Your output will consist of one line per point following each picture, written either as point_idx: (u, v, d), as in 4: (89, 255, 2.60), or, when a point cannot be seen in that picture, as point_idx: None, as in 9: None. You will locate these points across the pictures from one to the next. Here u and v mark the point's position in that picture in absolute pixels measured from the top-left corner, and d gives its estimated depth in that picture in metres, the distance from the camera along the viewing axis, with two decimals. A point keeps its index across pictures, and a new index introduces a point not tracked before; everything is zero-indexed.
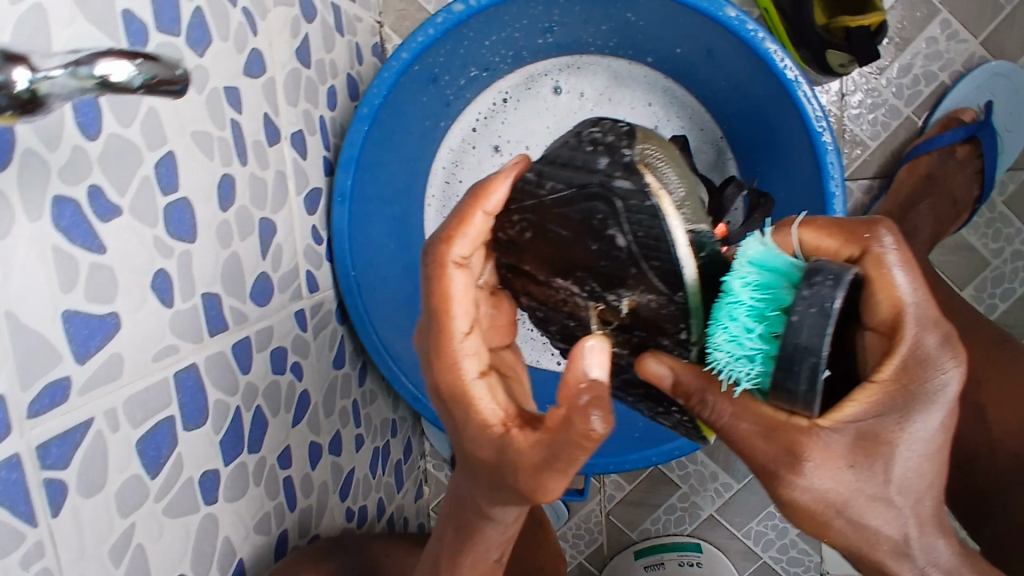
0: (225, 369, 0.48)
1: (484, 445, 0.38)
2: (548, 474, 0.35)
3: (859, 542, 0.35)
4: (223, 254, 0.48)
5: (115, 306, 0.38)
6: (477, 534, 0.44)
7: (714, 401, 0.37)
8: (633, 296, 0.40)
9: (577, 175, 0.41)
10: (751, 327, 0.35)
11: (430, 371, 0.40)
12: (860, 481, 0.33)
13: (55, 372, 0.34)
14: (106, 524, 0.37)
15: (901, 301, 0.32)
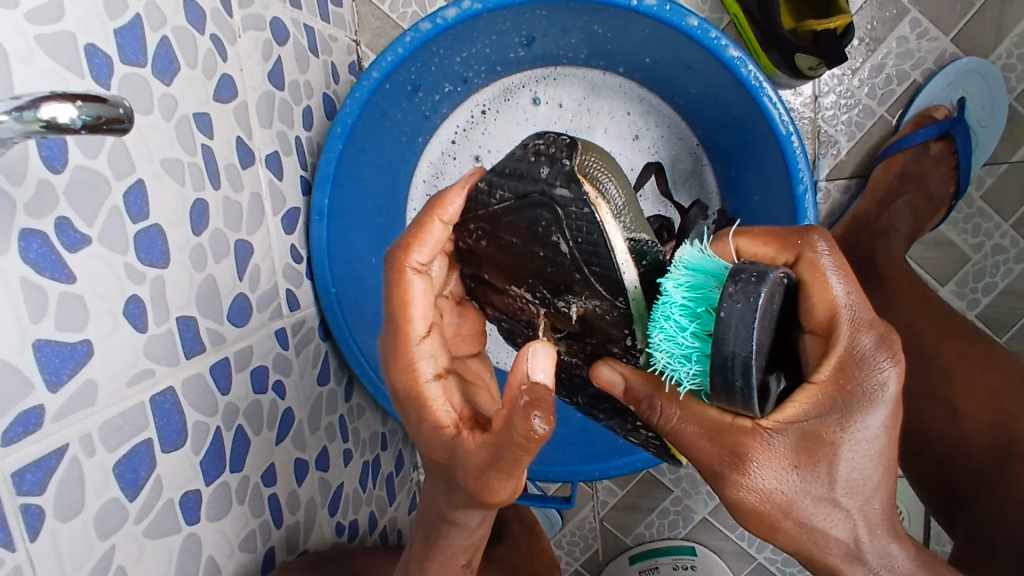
0: (204, 390, 0.48)
1: (440, 447, 0.39)
2: (494, 475, 0.36)
3: (809, 546, 0.36)
4: (197, 277, 0.49)
5: (87, 334, 0.39)
6: (444, 539, 0.45)
7: (662, 405, 0.38)
8: (580, 302, 0.43)
9: (522, 184, 0.42)
10: (684, 323, 0.36)
11: (388, 374, 0.42)
12: (805, 482, 0.35)
13: (27, 401, 0.35)
14: (85, 547, 0.38)
15: (836, 303, 0.33)
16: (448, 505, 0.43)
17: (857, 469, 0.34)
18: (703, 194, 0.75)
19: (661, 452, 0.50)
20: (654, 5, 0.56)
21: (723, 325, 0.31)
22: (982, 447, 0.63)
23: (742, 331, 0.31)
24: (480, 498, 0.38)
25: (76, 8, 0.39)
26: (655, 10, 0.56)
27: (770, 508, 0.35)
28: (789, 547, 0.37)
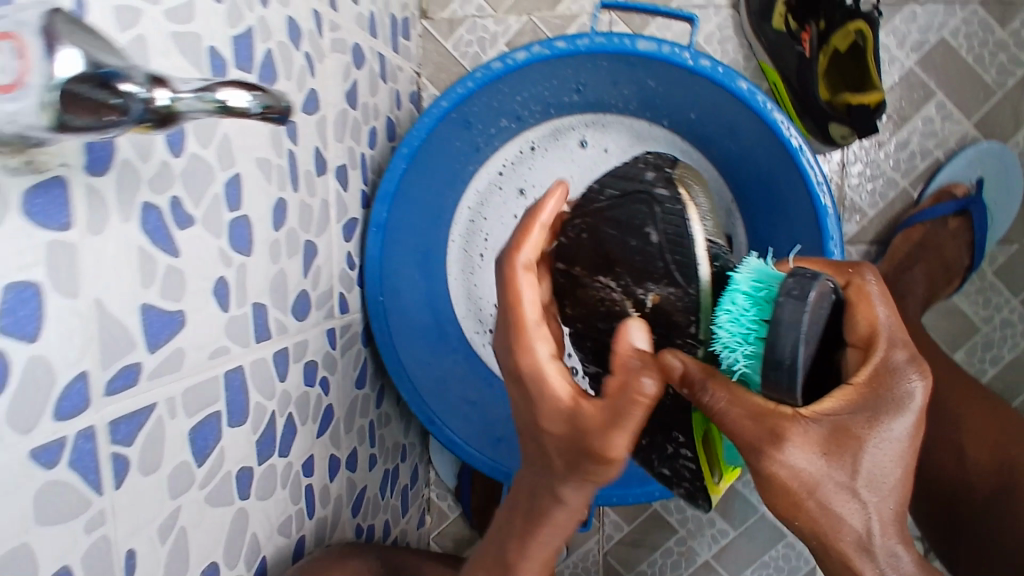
0: (266, 374, 0.52)
1: (554, 418, 0.46)
2: (614, 430, 0.44)
3: (825, 529, 0.39)
4: (272, 269, 0.53)
5: (182, 305, 0.42)
6: (545, 517, 0.52)
7: (714, 389, 0.41)
8: (659, 290, 0.49)
9: (626, 185, 0.53)
10: (747, 307, 0.42)
11: (508, 356, 0.48)
12: (831, 468, 0.38)
13: (129, 358, 0.38)
14: (158, 503, 0.40)
15: (877, 320, 0.40)
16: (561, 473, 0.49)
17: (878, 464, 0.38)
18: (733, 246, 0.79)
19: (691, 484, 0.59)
20: (708, 66, 0.62)
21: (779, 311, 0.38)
22: (984, 488, 0.69)
23: (793, 326, 0.37)
24: (587, 462, 0.47)
25: (206, 15, 0.44)
26: (709, 71, 0.62)
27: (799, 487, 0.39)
28: (804, 532, 0.40)
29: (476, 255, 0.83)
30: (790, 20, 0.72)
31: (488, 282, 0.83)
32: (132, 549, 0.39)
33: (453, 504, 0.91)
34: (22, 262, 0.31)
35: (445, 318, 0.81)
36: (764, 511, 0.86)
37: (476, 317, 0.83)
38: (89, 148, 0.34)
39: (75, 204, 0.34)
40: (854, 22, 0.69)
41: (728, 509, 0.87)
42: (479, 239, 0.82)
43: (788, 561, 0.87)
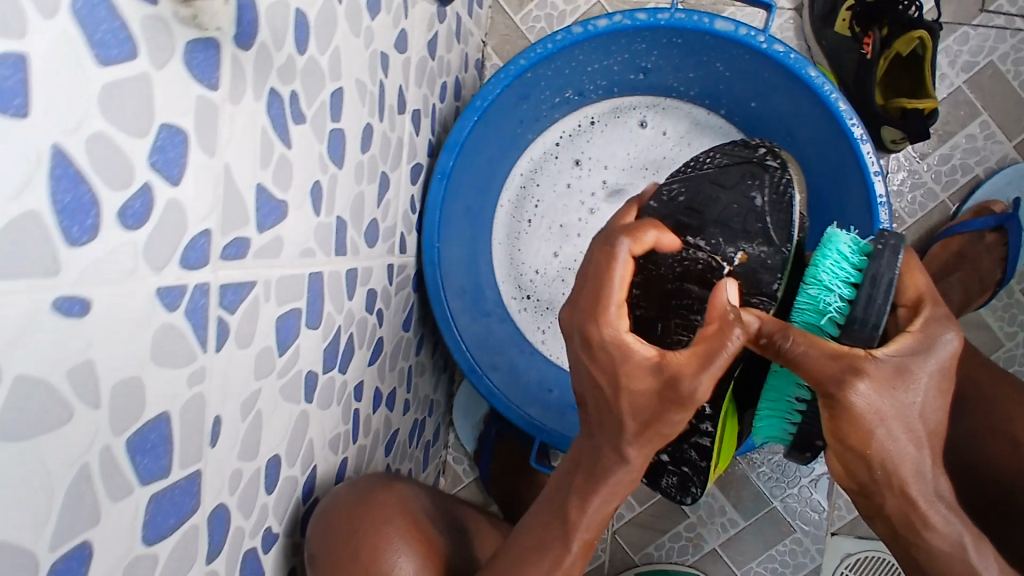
0: (338, 288, 0.53)
1: (636, 371, 0.51)
2: (705, 374, 0.48)
3: (888, 458, 0.47)
4: (355, 189, 0.55)
5: (286, 197, 0.44)
6: (607, 476, 0.54)
7: (793, 337, 0.47)
8: (750, 249, 0.60)
9: (738, 155, 0.65)
10: (849, 258, 0.52)
11: (593, 324, 0.53)
12: (896, 399, 0.46)
13: (240, 231, 0.39)
14: (245, 379, 0.41)
15: (920, 287, 0.51)
16: (634, 433, 0.52)
17: (930, 391, 0.48)
18: None
19: (698, 471, 0.66)
20: (781, 52, 0.64)
21: (879, 260, 0.50)
22: None
23: (879, 306, 0.48)
24: (668, 410, 0.50)
25: None
26: (782, 56, 0.64)
27: (871, 413, 0.46)
28: (873, 460, 0.48)
29: (524, 221, 0.85)
30: (854, 25, 0.76)
31: (531, 249, 0.85)
32: (219, 417, 0.39)
33: (468, 469, 0.91)
34: (176, 106, 0.32)
35: (485, 280, 0.82)
36: (775, 504, 0.87)
37: (516, 283, 0.85)
38: (239, 20, 0.36)
39: (222, 67, 0.35)
40: (916, 31, 0.73)
41: (740, 499, 0.88)
42: (529, 205, 0.84)
43: (795, 557, 0.87)
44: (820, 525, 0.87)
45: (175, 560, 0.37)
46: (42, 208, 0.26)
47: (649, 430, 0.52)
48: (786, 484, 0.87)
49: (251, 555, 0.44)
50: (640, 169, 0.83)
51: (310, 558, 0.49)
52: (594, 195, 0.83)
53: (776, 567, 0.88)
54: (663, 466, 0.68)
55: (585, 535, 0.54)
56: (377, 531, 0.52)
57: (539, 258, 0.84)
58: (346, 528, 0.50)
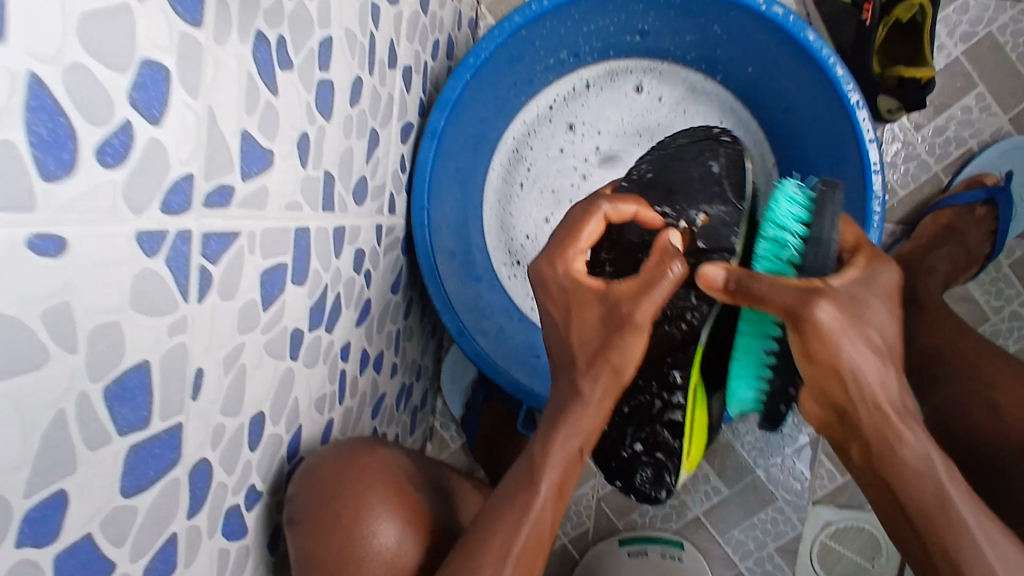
0: (325, 244, 0.52)
1: (586, 303, 0.57)
2: (644, 299, 0.55)
3: (860, 383, 0.48)
4: (344, 144, 0.53)
5: (273, 146, 0.42)
6: (567, 414, 0.57)
7: (755, 281, 0.48)
8: (710, 210, 0.62)
9: (698, 133, 0.70)
10: (800, 202, 0.55)
11: (554, 264, 0.59)
12: (858, 319, 0.47)
13: (225, 178, 0.38)
14: (229, 333, 0.40)
15: (856, 235, 0.54)
16: (585, 361, 0.57)
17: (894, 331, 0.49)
18: None
19: (671, 459, 0.67)
20: (781, 13, 0.64)
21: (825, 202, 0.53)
22: None
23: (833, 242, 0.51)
24: (614, 336, 0.56)
25: None
26: (780, 18, 0.64)
27: (837, 333, 0.46)
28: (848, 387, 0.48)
29: (516, 185, 0.83)
30: None
31: (523, 214, 0.84)
32: (201, 368, 0.38)
33: (455, 435, 0.91)
34: (158, 41, 0.31)
35: (474, 244, 0.81)
36: (757, 473, 0.88)
37: (506, 248, 0.84)
38: None
39: (207, 3, 0.34)
40: None
41: (724, 468, 0.89)
42: (521, 168, 0.83)
43: (776, 525, 0.88)
44: (802, 494, 0.88)
45: (155, 514, 0.36)
46: (16, 139, 0.25)
47: (599, 358, 0.57)
48: (770, 454, 0.88)
49: (233, 512, 0.44)
50: (634, 135, 0.81)
51: (289, 520, 0.46)
52: (587, 161, 0.82)
53: (758, 534, 0.89)
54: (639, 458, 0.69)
55: (550, 483, 0.55)
56: (365, 494, 0.50)
57: (530, 224, 0.83)
58: (331, 487, 0.48)
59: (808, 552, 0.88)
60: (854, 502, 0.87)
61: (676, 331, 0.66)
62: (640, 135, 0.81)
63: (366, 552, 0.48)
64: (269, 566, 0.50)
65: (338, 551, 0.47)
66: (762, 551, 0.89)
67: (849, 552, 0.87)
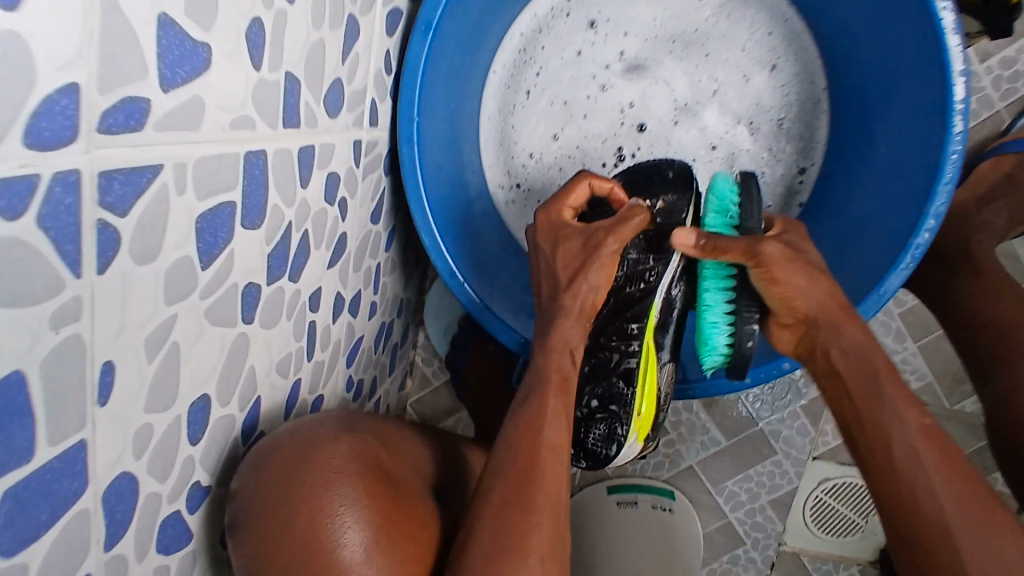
0: (289, 172, 0.40)
1: (571, 234, 0.55)
2: (620, 228, 0.54)
3: (804, 301, 0.52)
4: (313, 36, 0.40)
5: (210, 38, 0.30)
6: (555, 325, 0.54)
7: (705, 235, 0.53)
8: (668, 198, 0.59)
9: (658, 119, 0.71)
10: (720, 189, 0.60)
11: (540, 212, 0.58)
12: (795, 250, 0.52)
13: (136, 88, 0.25)
14: (151, 306, 0.29)
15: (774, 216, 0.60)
16: (566, 281, 0.54)
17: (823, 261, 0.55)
18: (808, 142, 0.68)
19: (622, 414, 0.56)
20: None
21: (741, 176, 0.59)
22: None
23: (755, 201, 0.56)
24: (591, 262, 0.54)
25: None
26: None
27: (784, 256, 0.51)
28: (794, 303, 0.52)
29: (521, 92, 0.70)
30: None
31: (527, 128, 0.71)
32: (112, 362, 0.27)
33: (437, 371, 0.83)
34: None
35: (467, 164, 0.69)
36: (760, 427, 0.83)
37: (505, 168, 0.72)
38: None
39: None
40: None
41: (725, 418, 0.84)
42: (528, 72, 0.70)
43: (772, 478, 0.84)
44: (803, 449, 0.83)
45: (56, 558, 0.27)
46: None
47: (579, 279, 0.54)
48: (774, 407, 0.83)
49: (174, 517, 0.35)
50: (666, 40, 0.68)
51: (232, 525, 0.38)
52: (609, 69, 0.69)
53: (752, 486, 0.85)
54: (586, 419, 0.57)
55: (557, 371, 0.52)
56: (325, 495, 0.38)
57: (534, 142, 0.71)
58: (280, 488, 0.38)
59: (801, 506, 0.84)
60: None
61: (634, 292, 0.57)
62: (675, 39, 0.67)
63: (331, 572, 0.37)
64: (224, 560, 0.42)
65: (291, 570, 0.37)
66: (754, 503, 0.85)
67: (843, 509, 0.84)
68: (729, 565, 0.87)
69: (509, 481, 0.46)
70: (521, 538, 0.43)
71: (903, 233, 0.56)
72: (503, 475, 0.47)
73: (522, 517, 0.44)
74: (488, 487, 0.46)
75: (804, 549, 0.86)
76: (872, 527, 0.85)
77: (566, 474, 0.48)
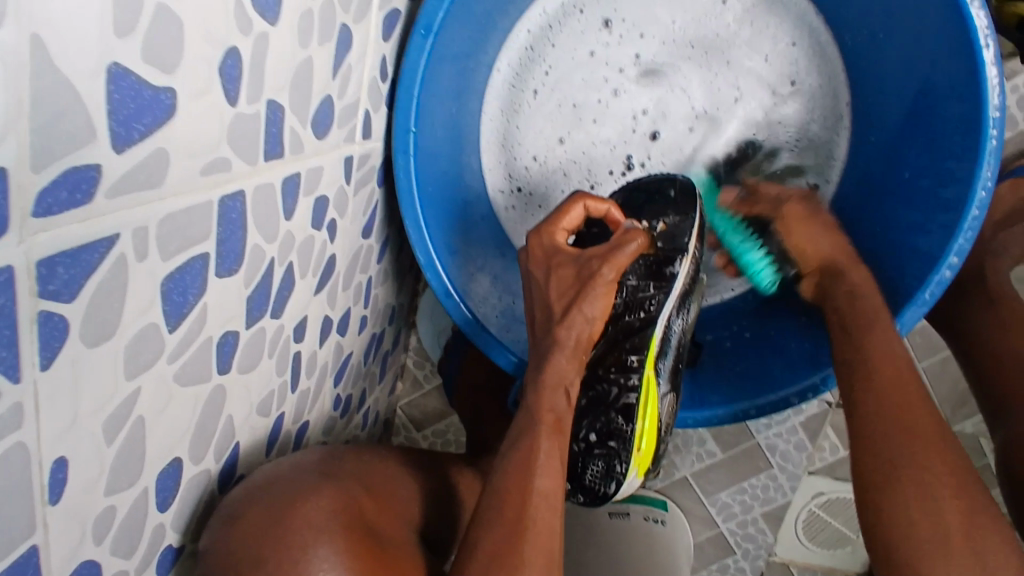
0: (271, 208, 0.36)
1: (565, 262, 0.52)
2: (615, 257, 0.51)
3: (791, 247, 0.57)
4: (299, 56, 0.35)
5: (174, 81, 0.26)
6: (548, 359, 0.51)
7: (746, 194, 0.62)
8: (669, 220, 0.56)
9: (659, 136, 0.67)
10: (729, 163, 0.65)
11: (534, 235, 0.54)
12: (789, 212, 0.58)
13: (83, 155, 0.22)
14: (109, 387, 0.26)
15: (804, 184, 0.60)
16: (561, 313, 0.51)
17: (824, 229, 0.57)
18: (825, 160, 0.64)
19: (620, 449, 0.54)
20: None
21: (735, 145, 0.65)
22: None
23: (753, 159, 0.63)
24: (585, 295, 0.51)
25: None
26: None
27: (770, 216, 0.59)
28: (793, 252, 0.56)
29: (527, 91, 0.66)
30: None
31: (532, 130, 0.66)
32: (65, 457, 0.24)
33: (429, 375, 0.81)
34: None
35: (467, 168, 0.65)
36: (757, 440, 0.81)
37: (506, 172, 0.68)
38: None
39: None
40: None
41: (722, 431, 0.82)
42: (537, 70, 0.65)
43: (766, 491, 0.83)
44: (798, 464, 0.81)
45: None
46: None
47: (573, 312, 0.51)
48: (772, 422, 0.80)
49: None
50: (687, 46, 0.63)
51: None
52: (623, 72, 0.64)
53: (745, 498, 0.84)
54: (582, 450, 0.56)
55: (550, 412, 0.50)
56: (302, 559, 0.35)
57: (539, 145, 0.67)
58: (251, 554, 0.35)
59: (794, 519, 0.83)
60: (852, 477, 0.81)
61: (634, 321, 0.55)
62: (696, 44, 0.63)
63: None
64: None
65: None
66: (747, 515, 0.84)
67: (836, 524, 0.83)
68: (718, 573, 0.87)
69: (499, 532, 0.44)
70: None
71: (921, 270, 0.52)
72: (494, 525, 0.44)
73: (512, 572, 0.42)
74: (475, 537, 0.44)
75: (794, 560, 0.86)
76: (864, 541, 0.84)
77: (558, 522, 0.47)
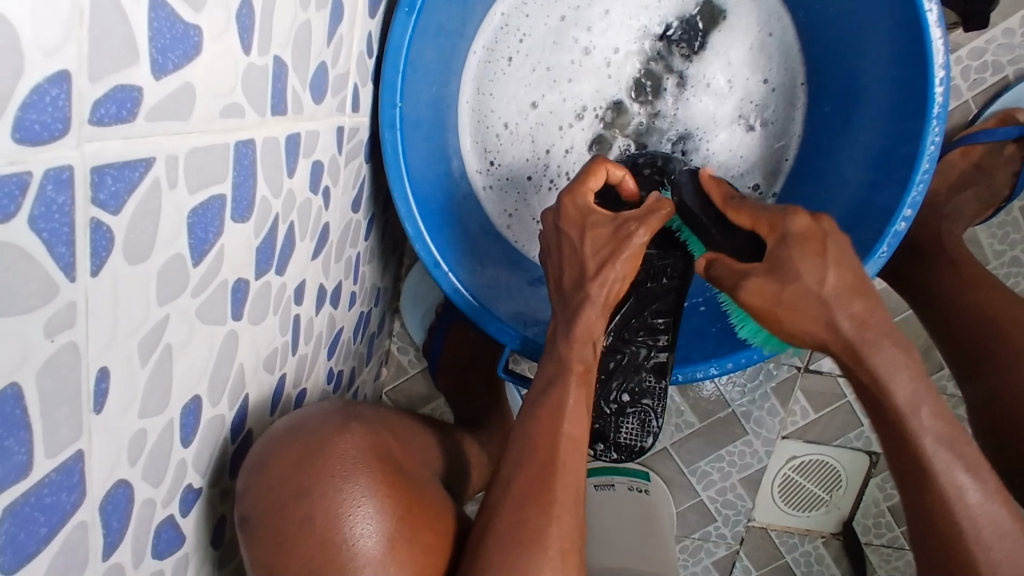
0: (276, 162, 0.38)
1: (599, 222, 0.55)
2: (650, 217, 0.54)
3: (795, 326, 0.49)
4: (299, 18, 0.38)
5: (200, 19, 0.27)
6: (580, 315, 0.54)
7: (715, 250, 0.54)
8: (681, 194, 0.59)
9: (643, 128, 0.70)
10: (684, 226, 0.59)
11: (566, 200, 0.56)
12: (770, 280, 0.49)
13: (127, 75, 0.23)
14: (143, 311, 0.27)
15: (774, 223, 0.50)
16: (595, 271, 0.54)
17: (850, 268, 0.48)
18: (783, 135, 0.70)
19: (654, 407, 0.59)
20: None
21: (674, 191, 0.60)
22: None
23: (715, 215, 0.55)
24: (621, 252, 0.54)
25: None
26: None
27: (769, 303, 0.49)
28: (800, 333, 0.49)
29: (501, 63, 0.69)
30: None
31: (507, 94, 0.70)
32: (106, 368, 0.26)
33: (414, 360, 0.82)
34: None
35: (449, 146, 0.68)
36: (732, 409, 0.85)
37: (482, 147, 0.71)
38: None
39: None
40: None
41: (698, 402, 0.86)
42: (509, 44, 0.69)
43: (742, 457, 0.86)
44: (772, 429, 0.85)
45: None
46: None
47: (605, 270, 0.54)
48: (745, 390, 0.84)
49: (167, 523, 0.34)
50: (650, 2, 0.67)
51: (243, 519, 0.37)
52: (590, 30, 0.68)
53: (723, 465, 0.87)
54: (617, 412, 0.59)
55: (581, 361, 0.53)
56: (342, 488, 0.38)
57: (512, 111, 0.70)
58: (294, 485, 0.37)
59: (770, 484, 0.87)
60: (823, 439, 0.85)
61: (656, 287, 0.59)
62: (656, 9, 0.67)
63: (349, 569, 0.36)
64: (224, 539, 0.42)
65: (315, 559, 0.36)
66: (726, 482, 0.87)
67: (811, 487, 0.86)
68: (700, 541, 0.90)
69: (526, 473, 0.48)
70: (534, 533, 0.44)
71: (880, 223, 0.56)
72: (522, 470, 0.48)
73: (536, 506, 0.46)
74: (507, 479, 0.48)
75: (771, 524, 0.89)
76: (836, 502, 0.88)
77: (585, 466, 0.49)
